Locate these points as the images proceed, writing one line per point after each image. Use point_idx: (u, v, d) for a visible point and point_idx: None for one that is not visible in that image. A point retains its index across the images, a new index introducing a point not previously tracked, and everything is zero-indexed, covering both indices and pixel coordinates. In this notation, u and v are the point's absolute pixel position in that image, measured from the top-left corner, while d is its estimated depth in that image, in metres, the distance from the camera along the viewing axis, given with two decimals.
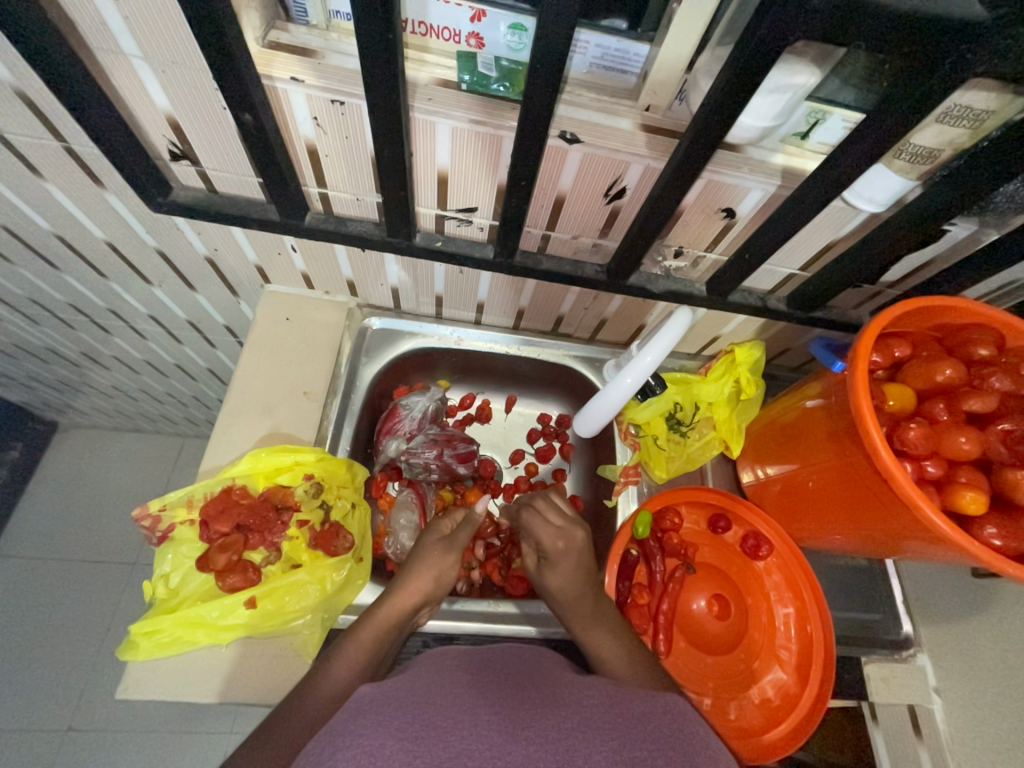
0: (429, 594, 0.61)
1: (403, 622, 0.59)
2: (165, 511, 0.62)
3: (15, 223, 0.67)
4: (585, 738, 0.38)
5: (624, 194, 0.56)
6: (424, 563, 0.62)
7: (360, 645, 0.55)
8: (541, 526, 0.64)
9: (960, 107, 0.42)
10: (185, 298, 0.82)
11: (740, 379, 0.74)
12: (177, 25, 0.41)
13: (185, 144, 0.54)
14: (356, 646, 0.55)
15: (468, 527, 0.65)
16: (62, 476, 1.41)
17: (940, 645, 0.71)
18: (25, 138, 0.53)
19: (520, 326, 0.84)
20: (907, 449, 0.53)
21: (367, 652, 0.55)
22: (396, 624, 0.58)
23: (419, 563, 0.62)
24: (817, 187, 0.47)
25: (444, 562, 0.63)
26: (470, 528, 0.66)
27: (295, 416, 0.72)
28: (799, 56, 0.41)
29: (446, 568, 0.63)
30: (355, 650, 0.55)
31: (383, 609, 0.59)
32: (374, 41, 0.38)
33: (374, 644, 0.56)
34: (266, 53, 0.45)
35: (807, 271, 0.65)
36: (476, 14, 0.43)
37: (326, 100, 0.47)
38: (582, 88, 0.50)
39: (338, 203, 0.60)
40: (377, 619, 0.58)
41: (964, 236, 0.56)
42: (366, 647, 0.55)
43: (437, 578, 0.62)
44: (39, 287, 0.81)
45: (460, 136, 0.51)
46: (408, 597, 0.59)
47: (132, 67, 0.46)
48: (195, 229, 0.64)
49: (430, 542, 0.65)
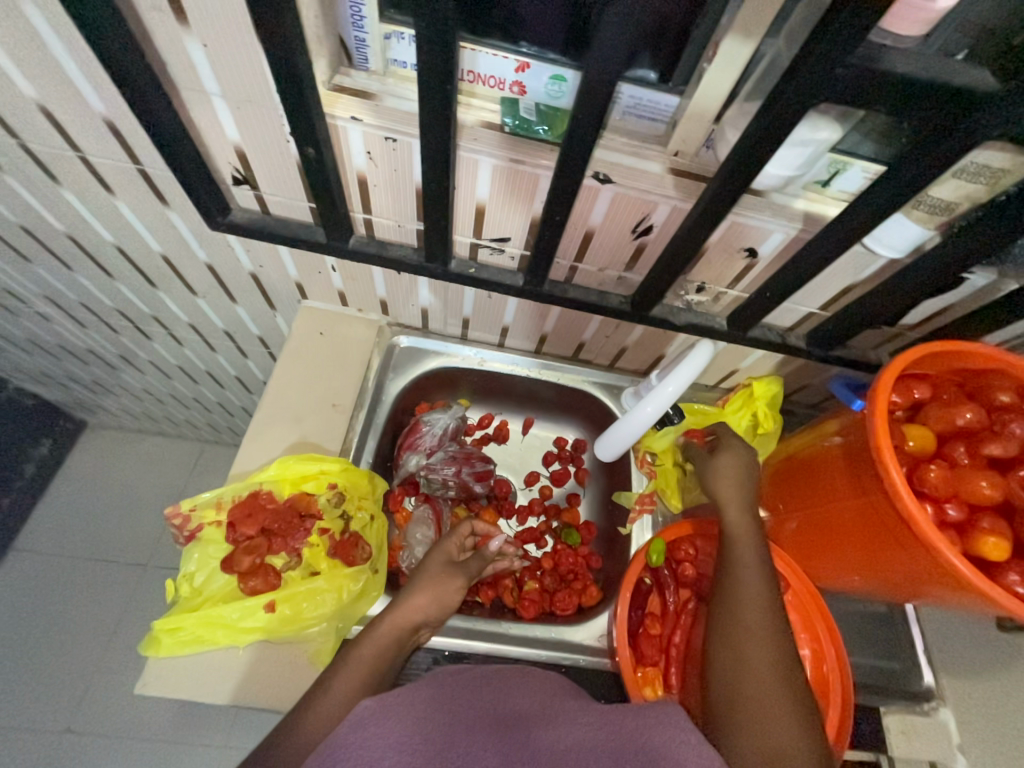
0: (433, 611, 0.62)
1: (404, 636, 0.59)
2: (195, 510, 0.64)
3: (81, 233, 0.72)
4: (584, 756, 0.39)
5: (651, 231, 0.59)
6: (429, 581, 0.63)
7: (365, 658, 0.56)
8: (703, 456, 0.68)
9: (977, 163, 0.45)
10: (226, 309, 0.87)
11: (757, 413, 0.75)
12: (258, 70, 0.46)
13: (247, 170, 0.58)
14: (354, 662, 0.55)
15: (478, 560, 0.68)
16: (87, 473, 1.46)
17: (965, 702, 0.68)
18: (104, 160, 0.59)
19: (542, 350, 0.86)
20: (928, 490, 0.53)
21: (367, 666, 0.55)
22: (398, 636, 0.59)
23: (424, 577, 0.64)
24: (837, 233, 0.49)
25: (447, 579, 0.64)
26: (480, 560, 0.68)
27: (323, 426, 0.75)
28: (823, 114, 0.44)
29: (455, 593, 0.64)
30: (357, 662, 0.55)
31: (390, 620, 0.59)
32: (431, 87, 0.42)
33: (376, 658, 0.56)
34: (330, 95, 0.50)
35: (828, 311, 0.66)
36: (521, 66, 0.47)
37: (381, 137, 0.52)
38: (615, 134, 0.53)
39: (380, 229, 0.64)
40: (380, 631, 0.58)
41: (983, 285, 0.57)
42: (367, 662, 0.56)
43: (439, 598, 0.62)
44: (92, 292, 0.87)
45: (499, 173, 0.55)
46: (410, 613, 0.60)
47: (210, 103, 0.51)
48: (245, 246, 0.69)
49: (439, 563, 0.66)
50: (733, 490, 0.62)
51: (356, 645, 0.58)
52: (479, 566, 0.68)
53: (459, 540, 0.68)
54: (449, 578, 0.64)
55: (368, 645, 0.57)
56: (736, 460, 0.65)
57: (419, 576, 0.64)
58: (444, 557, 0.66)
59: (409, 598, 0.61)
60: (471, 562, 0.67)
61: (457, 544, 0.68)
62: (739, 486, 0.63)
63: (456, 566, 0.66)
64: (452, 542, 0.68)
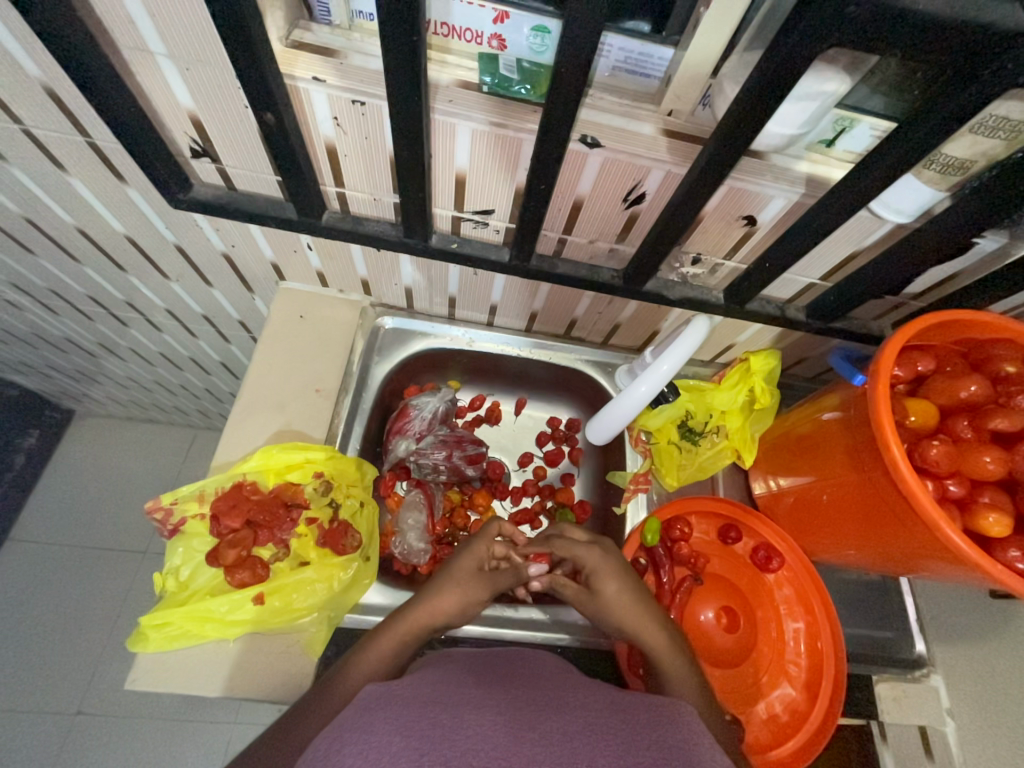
0: (455, 612, 0.61)
1: (424, 634, 0.58)
2: (178, 503, 0.62)
3: (38, 214, 0.68)
4: (590, 741, 0.38)
5: (643, 199, 0.55)
6: (457, 584, 0.61)
7: (382, 649, 0.55)
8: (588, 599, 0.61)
9: (996, 118, 0.41)
10: (202, 293, 0.83)
11: (755, 388, 0.72)
12: (203, 23, 0.42)
13: (206, 141, 0.54)
14: (372, 651, 0.55)
15: (510, 573, 0.65)
16: (77, 463, 1.43)
17: (956, 668, 0.69)
18: (51, 133, 0.54)
19: (533, 328, 0.83)
20: (929, 467, 0.51)
21: (383, 658, 0.54)
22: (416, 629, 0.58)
23: (449, 580, 0.62)
24: (843, 196, 0.46)
25: (477, 587, 0.62)
26: (513, 573, 0.65)
27: (307, 412, 0.72)
28: (829, 63, 0.40)
29: (477, 601, 0.62)
30: (373, 654, 0.54)
31: (410, 619, 0.58)
32: (397, 42, 0.38)
33: (393, 652, 0.55)
34: (288, 53, 0.45)
35: (829, 281, 0.63)
36: (499, 15, 0.42)
37: (347, 100, 0.47)
38: (604, 92, 0.49)
39: (355, 203, 0.60)
40: (400, 627, 0.57)
41: (992, 250, 0.54)
42: (386, 652, 0.55)
43: (465, 600, 0.61)
44: (59, 278, 0.82)
45: (480, 138, 0.51)
46: (437, 605, 0.59)
47: (157, 65, 0.46)
48: (213, 225, 0.65)
49: (466, 567, 0.63)
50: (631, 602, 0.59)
51: (374, 635, 0.57)
52: (509, 580, 0.65)
53: (490, 546, 0.65)
54: (470, 585, 0.62)
55: (386, 639, 0.56)
56: (616, 581, 0.60)
57: (446, 573, 0.63)
58: (472, 564, 0.64)
59: (437, 591, 0.61)
60: (500, 574, 0.65)
61: (487, 550, 0.65)
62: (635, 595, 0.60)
63: (486, 576, 0.63)
64: (481, 545, 0.65)
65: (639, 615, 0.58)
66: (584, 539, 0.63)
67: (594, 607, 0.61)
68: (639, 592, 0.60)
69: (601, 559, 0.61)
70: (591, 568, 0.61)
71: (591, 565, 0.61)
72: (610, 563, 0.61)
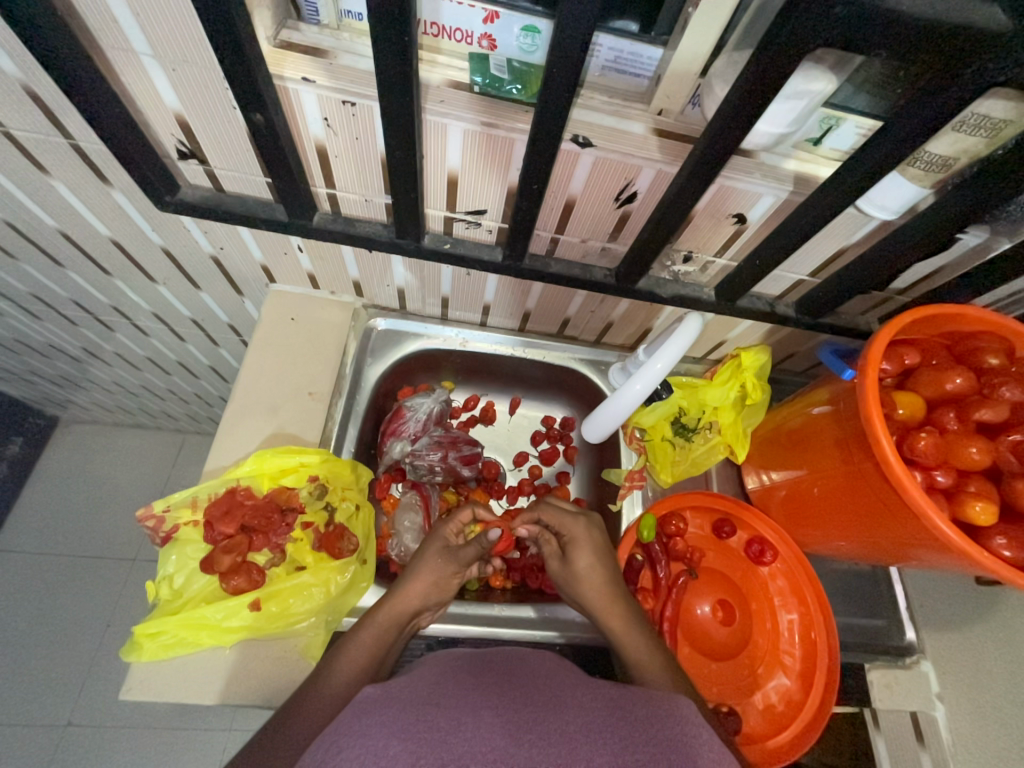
0: (432, 597, 0.61)
1: (404, 623, 0.59)
2: (170, 511, 0.62)
3: (18, 218, 0.66)
4: (589, 740, 0.38)
5: (635, 198, 0.56)
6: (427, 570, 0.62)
7: (364, 643, 0.55)
8: (559, 567, 0.63)
9: (978, 115, 0.42)
10: (190, 296, 0.81)
11: (746, 384, 0.73)
12: (189, 22, 0.41)
13: (193, 142, 0.53)
14: (357, 643, 0.55)
15: (475, 549, 0.64)
16: (62, 471, 1.41)
17: (943, 655, 0.71)
18: (32, 135, 0.53)
19: (526, 328, 0.84)
20: (917, 458, 0.52)
21: (368, 653, 0.55)
22: (397, 622, 0.58)
23: (421, 563, 0.62)
24: (831, 194, 0.47)
25: (447, 570, 0.62)
26: (478, 548, 0.64)
27: (300, 416, 0.72)
28: (816, 63, 0.40)
29: (452, 581, 0.63)
30: (359, 650, 0.55)
31: (387, 610, 0.59)
32: (389, 42, 0.38)
33: (377, 646, 0.56)
34: (277, 53, 0.45)
35: (817, 277, 0.64)
36: (489, 15, 0.42)
37: (338, 101, 0.47)
38: (595, 92, 0.49)
39: (346, 204, 0.60)
40: (377, 622, 0.58)
41: (975, 244, 0.55)
42: (369, 647, 0.55)
43: (436, 583, 0.62)
44: (42, 282, 0.81)
45: (471, 139, 0.51)
46: (407, 603, 0.59)
47: (142, 65, 0.45)
48: (201, 227, 0.64)
49: (437, 548, 0.64)
50: (597, 576, 0.61)
51: (356, 631, 0.58)
52: (475, 553, 0.64)
53: (456, 527, 0.66)
54: (442, 564, 0.62)
55: (367, 633, 0.57)
56: (592, 554, 0.62)
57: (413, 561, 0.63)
58: (441, 544, 0.64)
59: (405, 587, 0.60)
60: (465, 550, 0.64)
61: (455, 530, 0.66)
62: (603, 570, 0.61)
63: (453, 554, 0.63)
64: (450, 526, 0.66)
65: (606, 597, 0.60)
66: (571, 510, 0.66)
67: (565, 575, 0.63)
68: (613, 578, 0.61)
69: (585, 533, 0.64)
70: (571, 538, 0.64)
71: (573, 536, 0.64)
72: (591, 538, 0.63)
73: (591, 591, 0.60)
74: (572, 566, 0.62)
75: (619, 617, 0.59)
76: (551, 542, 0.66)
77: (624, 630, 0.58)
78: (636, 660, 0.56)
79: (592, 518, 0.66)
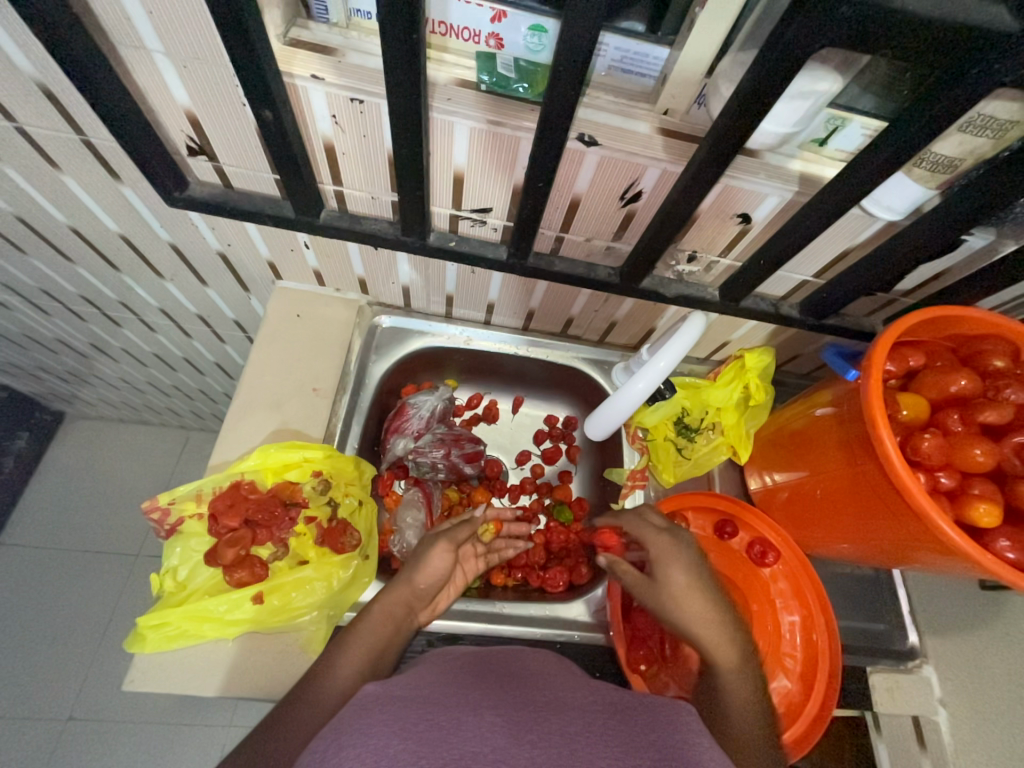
0: (427, 589, 0.61)
1: (400, 615, 0.59)
2: (175, 503, 0.62)
3: (30, 213, 0.67)
4: (589, 742, 0.38)
5: (640, 198, 0.56)
6: (423, 560, 0.62)
7: (362, 640, 0.55)
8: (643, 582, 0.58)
9: (983, 117, 0.42)
10: (197, 292, 0.82)
11: (749, 385, 0.73)
12: (200, 20, 0.41)
13: (203, 139, 0.54)
14: (356, 642, 0.55)
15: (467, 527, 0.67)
16: (68, 466, 1.42)
17: (946, 659, 0.70)
18: (44, 131, 0.54)
19: (530, 327, 0.84)
20: (921, 459, 0.52)
21: (367, 646, 0.54)
22: (394, 619, 0.58)
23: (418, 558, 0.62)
24: (836, 195, 0.47)
25: (444, 559, 0.63)
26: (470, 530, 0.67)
27: (304, 412, 0.72)
28: (822, 63, 0.41)
29: (445, 559, 0.62)
30: (357, 646, 0.54)
31: (384, 603, 0.59)
32: (397, 40, 0.38)
33: (375, 640, 0.55)
34: (286, 51, 0.45)
35: (821, 278, 0.64)
36: (496, 14, 0.42)
37: (345, 98, 0.47)
38: (600, 92, 0.49)
39: (352, 201, 0.61)
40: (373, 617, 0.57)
41: (980, 247, 0.55)
42: (366, 641, 0.55)
43: (433, 574, 0.62)
44: (51, 277, 0.81)
45: (477, 137, 0.51)
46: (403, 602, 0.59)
47: (153, 62, 0.46)
48: (209, 223, 0.64)
49: (430, 540, 0.65)
50: (696, 594, 0.55)
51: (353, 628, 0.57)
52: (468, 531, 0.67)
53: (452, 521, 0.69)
54: (436, 550, 0.63)
55: (365, 629, 0.56)
56: (685, 573, 0.56)
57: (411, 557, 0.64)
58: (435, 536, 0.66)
59: (400, 580, 0.60)
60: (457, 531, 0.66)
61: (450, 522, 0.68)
62: (701, 586, 0.56)
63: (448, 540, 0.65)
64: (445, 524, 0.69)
65: (706, 614, 0.55)
66: (657, 524, 0.61)
67: (651, 591, 0.58)
68: (708, 588, 0.56)
69: (671, 546, 0.59)
70: (657, 555, 0.58)
71: (657, 553, 0.58)
72: (681, 551, 0.58)
73: (690, 607, 0.55)
74: (664, 584, 0.57)
75: (706, 620, 0.54)
76: (627, 570, 0.61)
77: (719, 648, 0.53)
78: (724, 668, 0.52)
79: (679, 534, 0.60)
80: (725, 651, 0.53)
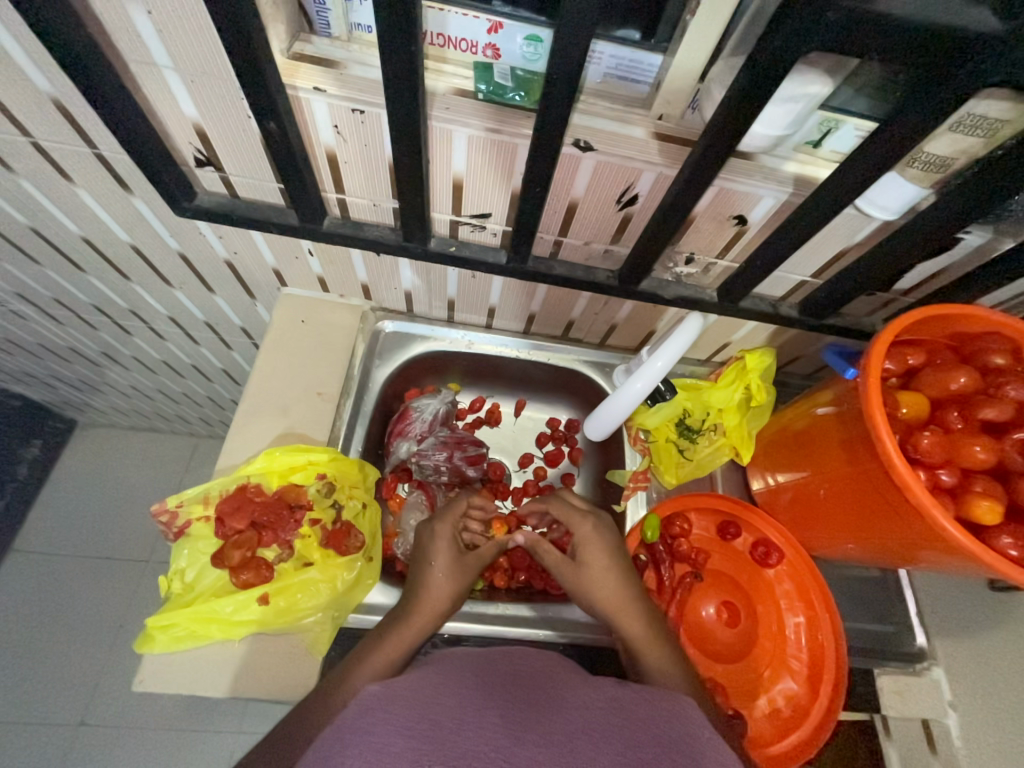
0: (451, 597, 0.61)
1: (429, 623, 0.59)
2: (183, 506, 0.64)
3: (44, 225, 0.69)
4: (591, 740, 0.38)
5: (636, 201, 0.57)
6: (438, 570, 0.61)
7: (387, 648, 0.55)
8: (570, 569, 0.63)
9: (974, 116, 0.43)
10: (205, 300, 0.84)
11: (750, 385, 0.73)
12: (207, 37, 0.43)
13: (210, 151, 0.55)
14: (380, 649, 0.55)
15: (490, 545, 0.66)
16: (80, 473, 1.44)
17: (956, 662, 0.69)
18: (58, 145, 0.56)
19: (531, 330, 0.85)
20: (921, 456, 0.52)
21: (391, 651, 0.55)
22: (425, 628, 0.58)
23: (433, 568, 0.62)
24: (829, 195, 0.47)
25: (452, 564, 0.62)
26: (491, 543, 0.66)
27: (309, 416, 0.73)
28: (812, 66, 0.41)
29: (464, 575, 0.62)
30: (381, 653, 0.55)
31: (411, 613, 0.58)
32: (396, 52, 0.39)
33: (399, 646, 0.56)
34: (290, 64, 0.47)
35: (819, 278, 0.65)
36: (492, 26, 0.44)
37: (347, 109, 0.49)
38: (596, 98, 0.50)
39: (355, 209, 0.62)
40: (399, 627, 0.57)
41: (978, 244, 0.55)
42: (390, 649, 0.55)
43: (457, 583, 0.62)
44: (65, 288, 0.84)
45: (476, 144, 0.52)
46: (432, 608, 0.59)
47: (163, 78, 0.48)
48: (216, 232, 0.66)
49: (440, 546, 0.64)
50: (610, 572, 0.61)
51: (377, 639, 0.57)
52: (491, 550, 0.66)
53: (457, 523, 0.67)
54: (449, 557, 0.63)
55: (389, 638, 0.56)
56: (604, 554, 0.62)
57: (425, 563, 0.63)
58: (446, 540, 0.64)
59: (427, 590, 0.60)
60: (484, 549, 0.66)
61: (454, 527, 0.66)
62: (616, 565, 0.62)
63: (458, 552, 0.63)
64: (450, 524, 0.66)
65: (625, 601, 0.60)
66: (579, 507, 0.67)
67: (576, 576, 0.63)
68: (624, 572, 0.62)
69: (592, 530, 0.64)
70: (581, 539, 0.64)
71: (581, 538, 0.64)
72: (599, 534, 0.64)
73: (600, 586, 0.61)
74: (581, 570, 0.62)
75: (620, 600, 0.60)
76: (551, 551, 0.66)
77: (644, 627, 0.59)
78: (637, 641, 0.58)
79: (601, 518, 0.66)
80: (632, 625, 0.59)
